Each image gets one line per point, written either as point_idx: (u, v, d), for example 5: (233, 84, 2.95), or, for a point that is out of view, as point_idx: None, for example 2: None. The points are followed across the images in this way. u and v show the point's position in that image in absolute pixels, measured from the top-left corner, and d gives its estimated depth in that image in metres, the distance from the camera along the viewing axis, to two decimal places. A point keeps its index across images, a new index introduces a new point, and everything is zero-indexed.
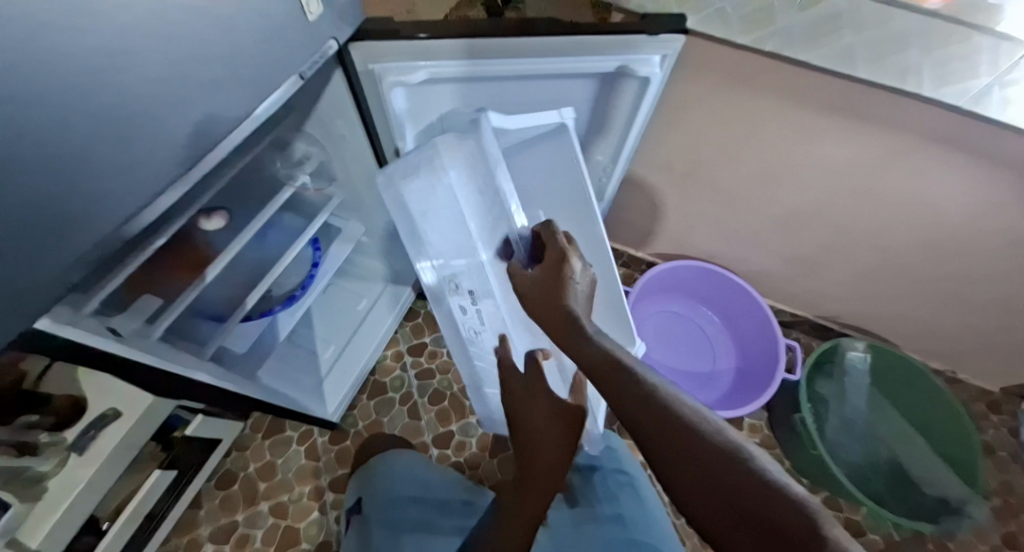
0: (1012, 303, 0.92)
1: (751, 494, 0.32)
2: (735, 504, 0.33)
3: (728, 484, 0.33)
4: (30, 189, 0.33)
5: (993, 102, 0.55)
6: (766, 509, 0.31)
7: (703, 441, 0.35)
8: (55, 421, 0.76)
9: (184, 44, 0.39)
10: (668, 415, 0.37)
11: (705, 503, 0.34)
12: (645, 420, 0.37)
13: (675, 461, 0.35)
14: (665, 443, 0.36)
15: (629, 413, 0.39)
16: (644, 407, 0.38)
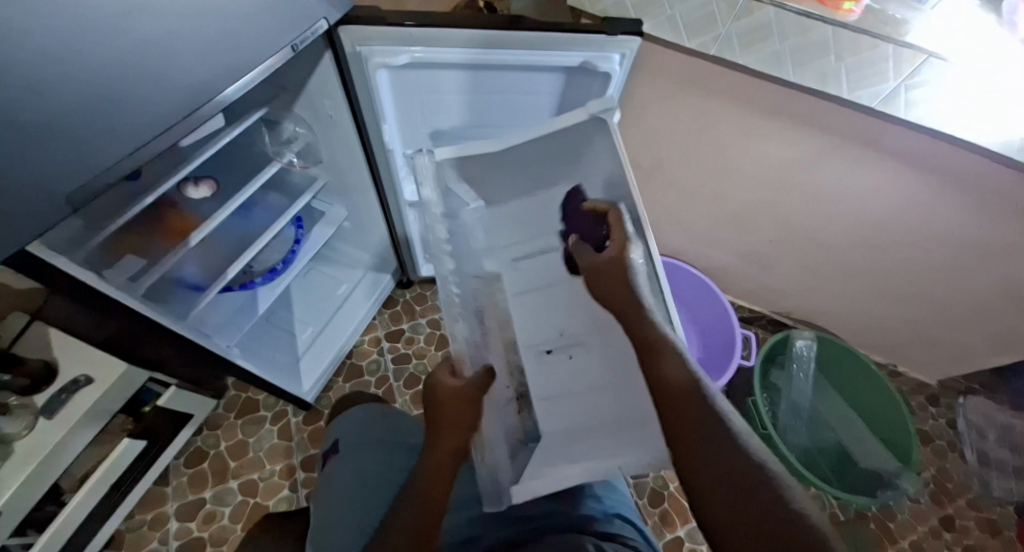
0: (934, 294, 1.02)
1: (767, 508, 0.33)
2: (746, 514, 0.33)
3: (752, 494, 0.34)
4: (42, 110, 0.38)
5: (900, 103, 0.68)
6: (775, 516, 0.32)
7: (734, 454, 0.37)
8: (27, 383, 0.80)
9: (186, 5, 0.44)
10: (709, 427, 0.39)
11: (711, 482, 0.36)
12: (687, 426, 0.40)
13: (699, 452, 0.38)
14: (700, 446, 0.38)
15: (674, 417, 0.41)
16: (690, 417, 0.40)
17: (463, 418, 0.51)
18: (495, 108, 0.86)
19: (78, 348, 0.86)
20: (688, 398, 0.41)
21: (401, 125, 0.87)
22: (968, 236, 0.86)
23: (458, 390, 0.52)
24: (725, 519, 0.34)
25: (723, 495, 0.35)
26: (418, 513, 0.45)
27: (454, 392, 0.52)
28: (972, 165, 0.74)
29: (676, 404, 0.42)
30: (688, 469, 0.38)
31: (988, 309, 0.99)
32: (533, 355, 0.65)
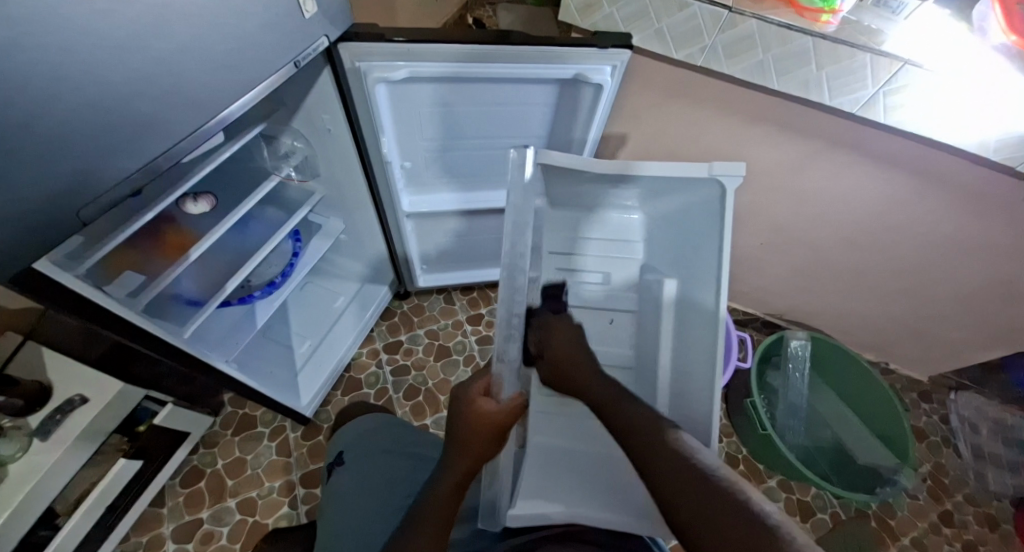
0: (922, 292, 1.05)
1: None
2: (702, 511, 0.37)
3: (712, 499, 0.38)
4: (60, 125, 0.39)
5: (880, 108, 0.71)
6: (734, 512, 0.36)
7: (734, 507, 0.36)
8: (24, 403, 0.78)
9: (195, 27, 0.45)
10: (670, 453, 0.44)
11: (681, 488, 0.40)
12: (672, 477, 0.42)
13: (664, 471, 0.43)
14: (678, 479, 0.41)
15: (657, 472, 0.44)
16: (676, 472, 0.42)
17: (489, 447, 0.53)
18: (489, 120, 0.88)
19: (71, 368, 0.85)
20: (666, 452, 0.45)
21: (399, 138, 0.88)
22: (950, 235, 0.89)
23: (495, 421, 0.53)
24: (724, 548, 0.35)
25: (693, 498, 0.39)
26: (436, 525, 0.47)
27: (488, 418, 0.53)
28: (952, 166, 0.77)
29: (657, 461, 0.45)
30: (692, 534, 0.37)
31: (977, 304, 1.02)
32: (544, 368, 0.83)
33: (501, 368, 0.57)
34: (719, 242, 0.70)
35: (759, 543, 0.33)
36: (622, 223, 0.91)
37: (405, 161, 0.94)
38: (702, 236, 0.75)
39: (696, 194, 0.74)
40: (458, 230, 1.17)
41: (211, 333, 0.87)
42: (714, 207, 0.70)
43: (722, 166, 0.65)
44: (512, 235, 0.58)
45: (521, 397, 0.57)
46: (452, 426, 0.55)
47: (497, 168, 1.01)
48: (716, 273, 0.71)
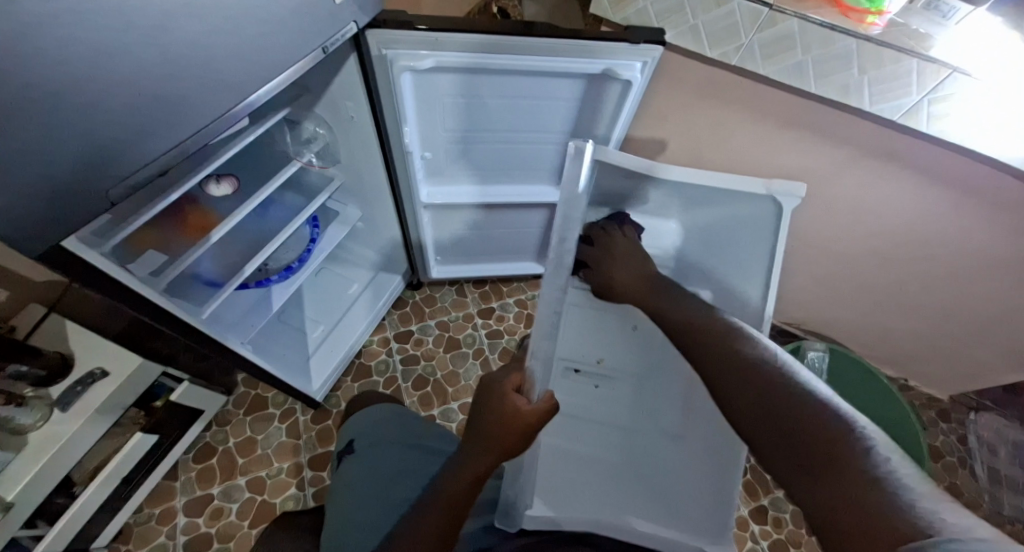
0: (949, 308, 1.02)
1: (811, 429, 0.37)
2: (759, 409, 0.41)
3: (772, 400, 0.41)
4: (92, 104, 0.39)
5: (923, 116, 0.68)
6: (793, 409, 0.39)
7: (787, 393, 0.41)
8: (45, 373, 0.80)
9: (226, 10, 0.45)
10: (735, 359, 0.48)
11: (741, 390, 0.44)
12: (728, 374, 0.47)
13: (728, 374, 0.47)
14: (742, 384, 0.44)
15: (718, 368, 0.49)
16: (734, 369, 0.47)
17: (517, 441, 0.52)
18: (512, 113, 0.86)
19: (92, 341, 0.87)
20: (727, 352, 0.50)
21: (421, 127, 0.87)
22: (985, 251, 0.86)
23: (522, 420, 0.51)
24: (771, 439, 0.39)
25: (753, 399, 0.43)
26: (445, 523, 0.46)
27: (517, 416, 0.51)
28: (994, 181, 0.74)
29: (721, 358, 0.50)
30: (743, 416, 0.43)
31: (1007, 324, 0.98)
32: (563, 369, 0.85)
33: (533, 365, 0.59)
34: (772, 244, 0.76)
35: (788, 406, 0.40)
36: (656, 227, 0.86)
37: (425, 151, 0.93)
38: (745, 246, 0.80)
39: (753, 208, 0.77)
40: (471, 222, 1.16)
41: (228, 314, 0.88)
42: (768, 223, 0.76)
43: (782, 186, 0.71)
44: (562, 227, 0.65)
45: (553, 397, 0.53)
46: (479, 415, 0.53)
47: (518, 162, 0.99)
48: (767, 251, 0.77)
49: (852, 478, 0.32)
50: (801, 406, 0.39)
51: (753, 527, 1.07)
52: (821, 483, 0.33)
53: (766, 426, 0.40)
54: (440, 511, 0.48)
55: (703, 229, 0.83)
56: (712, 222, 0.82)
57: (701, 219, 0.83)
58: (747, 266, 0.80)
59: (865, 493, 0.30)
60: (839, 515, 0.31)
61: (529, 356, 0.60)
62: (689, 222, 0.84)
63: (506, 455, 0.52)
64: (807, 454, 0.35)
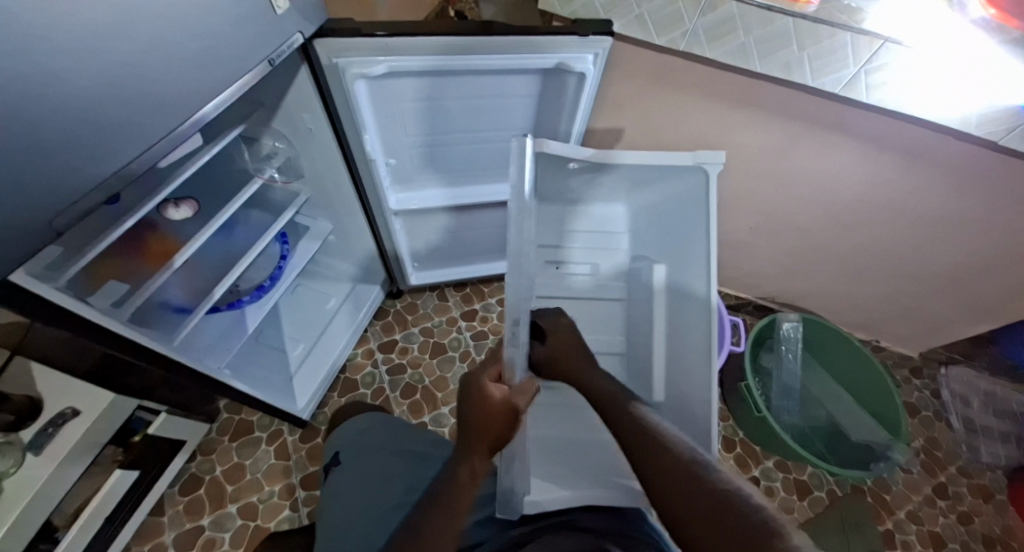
0: (910, 269, 1.06)
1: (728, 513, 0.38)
2: (665, 471, 0.44)
3: (672, 464, 0.44)
4: (29, 132, 0.38)
5: (862, 87, 0.71)
6: (690, 475, 0.43)
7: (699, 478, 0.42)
8: (15, 417, 0.77)
9: (162, 27, 0.44)
10: (640, 426, 0.51)
11: (647, 451, 0.47)
12: (637, 439, 0.49)
13: (634, 437, 0.50)
14: (649, 448, 0.47)
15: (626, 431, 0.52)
16: (647, 441, 0.48)
17: (506, 431, 0.52)
18: (472, 114, 0.87)
19: (60, 380, 0.84)
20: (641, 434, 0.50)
21: (383, 134, 0.87)
22: (935, 212, 0.90)
23: (504, 402, 0.53)
24: (674, 496, 0.42)
25: (658, 461, 0.45)
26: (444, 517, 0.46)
27: (497, 403, 0.53)
28: (937, 144, 0.77)
29: (632, 436, 0.50)
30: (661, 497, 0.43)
31: (964, 279, 1.03)
32: None
33: (512, 355, 0.61)
34: (708, 223, 0.76)
35: (687, 471, 0.43)
36: (605, 215, 0.92)
37: (389, 158, 0.92)
38: (687, 222, 0.81)
39: (683, 183, 0.80)
40: (446, 227, 1.16)
41: (200, 340, 0.86)
42: (700, 193, 0.77)
43: (708, 155, 0.72)
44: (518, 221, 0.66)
45: (532, 380, 0.57)
46: (464, 412, 0.54)
47: (487, 162, 1.00)
48: (705, 242, 0.77)
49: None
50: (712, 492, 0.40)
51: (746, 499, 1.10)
52: None
53: (670, 486, 0.43)
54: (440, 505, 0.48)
55: (647, 210, 0.89)
56: (661, 200, 0.85)
57: (642, 198, 0.88)
58: (689, 262, 0.82)
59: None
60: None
61: (509, 346, 0.62)
62: (636, 203, 0.90)
63: (498, 445, 0.52)
64: (732, 533, 0.36)
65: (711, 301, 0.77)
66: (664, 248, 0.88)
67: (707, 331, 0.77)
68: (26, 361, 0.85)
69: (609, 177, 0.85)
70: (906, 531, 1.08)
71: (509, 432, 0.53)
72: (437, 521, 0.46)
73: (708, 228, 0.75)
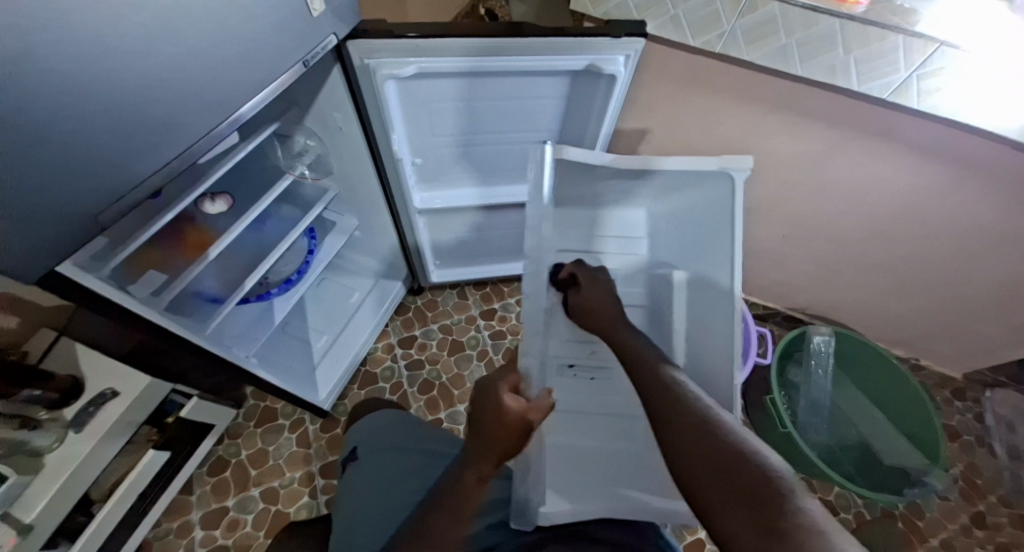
0: (956, 285, 1.00)
1: (764, 496, 0.33)
2: (676, 425, 0.43)
3: (686, 419, 0.43)
4: (76, 132, 0.40)
5: (914, 93, 0.67)
6: (697, 427, 0.42)
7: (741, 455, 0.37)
8: (59, 396, 0.82)
9: (202, 32, 0.46)
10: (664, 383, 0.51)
11: (667, 407, 0.47)
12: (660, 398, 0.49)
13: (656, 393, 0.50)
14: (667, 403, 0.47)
15: (650, 390, 0.52)
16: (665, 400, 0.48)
17: (513, 443, 0.52)
18: (499, 115, 0.86)
19: (101, 362, 0.88)
20: (678, 411, 0.45)
21: (410, 133, 0.87)
22: (985, 226, 0.85)
23: (520, 418, 0.51)
24: (680, 451, 0.41)
25: (673, 418, 0.45)
26: (444, 519, 0.48)
27: (512, 416, 0.52)
28: (992, 153, 0.73)
29: (661, 405, 0.48)
30: (690, 481, 0.38)
31: (1016, 298, 0.96)
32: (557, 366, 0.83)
33: (525, 364, 0.64)
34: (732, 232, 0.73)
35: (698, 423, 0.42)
36: (630, 220, 0.90)
37: (415, 157, 0.93)
38: (712, 232, 0.78)
39: (715, 194, 0.75)
40: (472, 225, 1.16)
41: (231, 329, 0.88)
42: (726, 202, 0.73)
43: (735, 161, 0.68)
44: (535, 229, 0.71)
45: (549, 395, 0.55)
46: (477, 419, 0.53)
47: (514, 162, 0.99)
48: (728, 244, 0.75)
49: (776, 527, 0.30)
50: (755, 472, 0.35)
51: None
52: (736, 510, 0.33)
53: (681, 440, 0.42)
54: (444, 508, 0.48)
55: (675, 216, 0.85)
56: (688, 208, 0.81)
57: (669, 205, 0.84)
58: (714, 250, 0.78)
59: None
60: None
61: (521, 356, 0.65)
62: (660, 209, 0.87)
63: (507, 456, 0.52)
64: (736, 484, 0.35)
65: (734, 294, 0.74)
66: (691, 257, 0.84)
67: (729, 326, 0.75)
68: (71, 342, 0.89)
69: (640, 196, 0.85)
70: None
71: (518, 446, 0.52)
72: (443, 525, 0.47)
73: (733, 237, 0.73)
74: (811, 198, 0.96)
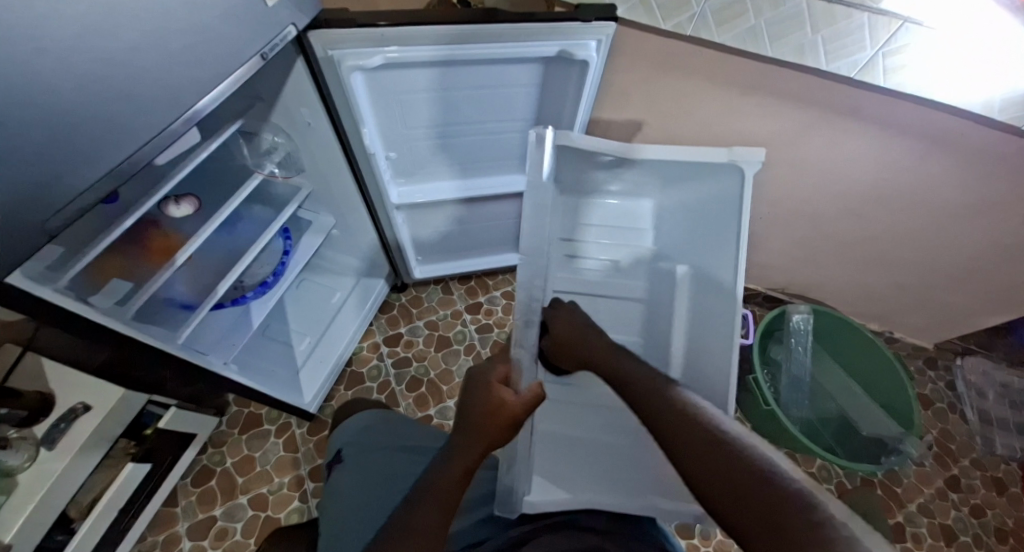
0: (926, 258, 1.03)
1: (797, 519, 0.30)
2: (680, 436, 0.41)
3: (689, 432, 0.41)
4: (11, 135, 0.37)
5: (880, 70, 0.68)
6: (704, 439, 0.39)
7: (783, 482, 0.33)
8: (28, 414, 0.78)
9: (146, 24, 0.43)
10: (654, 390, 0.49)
11: (661, 417, 0.45)
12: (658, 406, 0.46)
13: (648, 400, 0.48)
14: (663, 414, 0.45)
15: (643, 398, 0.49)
16: (663, 407, 0.45)
17: (501, 434, 0.53)
18: (472, 104, 0.85)
19: (71, 376, 0.85)
20: (681, 430, 0.41)
21: (381, 127, 0.85)
22: (953, 200, 0.87)
23: (508, 412, 0.53)
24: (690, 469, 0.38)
25: (674, 432, 0.42)
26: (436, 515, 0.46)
27: (502, 407, 0.53)
28: (956, 128, 0.74)
29: (657, 414, 0.45)
30: (708, 500, 0.36)
31: (982, 267, 1.00)
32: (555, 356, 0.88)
33: (519, 354, 0.64)
34: (738, 236, 0.74)
35: (702, 433, 0.40)
36: (632, 209, 0.89)
37: (389, 151, 0.91)
38: (717, 229, 0.79)
39: (719, 184, 0.76)
40: (453, 218, 1.15)
41: (207, 336, 0.86)
42: (733, 194, 0.74)
43: (743, 152, 0.70)
44: (534, 215, 0.65)
45: (538, 385, 0.55)
46: (465, 408, 0.55)
47: (491, 153, 0.98)
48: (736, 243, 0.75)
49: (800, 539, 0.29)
50: (777, 491, 0.32)
51: None
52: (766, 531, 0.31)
53: (689, 457, 0.39)
54: (433, 505, 0.48)
55: (678, 209, 0.85)
56: (697, 200, 0.81)
57: (675, 196, 0.85)
58: (721, 249, 0.78)
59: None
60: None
61: (514, 346, 0.65)
62: (664, 199, 0.87)
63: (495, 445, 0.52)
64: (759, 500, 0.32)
65: (736, 290, 0.75)
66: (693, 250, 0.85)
67: (730, 326, 0.76)
68: (37, 357, 0.85)
69: (628, 174, 0.83)
70: (917, 524, 1.06)
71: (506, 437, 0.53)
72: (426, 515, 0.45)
73: (737, 242, 0.74)
74: (786, 178, 0.97)
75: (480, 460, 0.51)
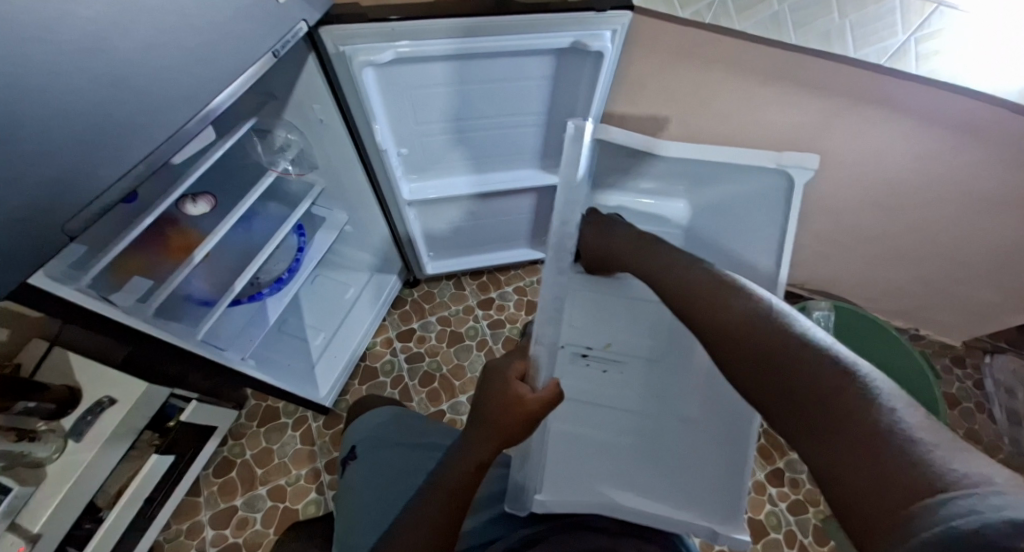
0: (957, 252, 0.99)
1: (845, 403, 0.30)
2: (726, 336, 0.41)
3: (732, 328, 0.41)
4: (27, 139, 0.37)
5: (912, 57, 0.65)
6: (750, 331, 0.39)
7: (840, 387, 0.31)
8: (55, 407, 0.81)
9: (156, 24, 0.43)
10: (689, 285, 0.48)
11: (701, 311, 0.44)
12: (700, 305, 0.45)
13: (686, 297, 0.47)
14: (708, 311, 0.44)
15: (679, 296, 0.48)
16: (703, 303, 0.45)
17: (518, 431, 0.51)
18: (484, 98, 0.84)
19: (96, 370, 0.87)
20: (729, 331, 0.41)
21: (392, 124, 0.85)
22: (988, 192, 0.83)
23: (526, 409, 0.51)
24: (737, 367, 0.39)
25: (726, 333, 0.41)
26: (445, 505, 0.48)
27: (521, 404, 0.51)
28: (989, 117, 0.71)
29: (700, 312, 0.45)
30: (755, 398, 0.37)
31: (1016, 263, 0.95)
32: (569, 354, 0.76)
33: (538, 351, 0.57)
34: (784, 212, 0.70)
35: (746, 329, 0.39)
36: (666, 211, 0.82)
37: (401, 147, 0.91)
38: (747, 223, 0.76)
39: (756, 182, 0.72)
40: (467, 212, 1.14)
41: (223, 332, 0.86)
42: (777, 196, 0.71)
43: (793, 158, 0.66)
44: (562, 211, 0.61)
45: (556, 384, 0.53)
46: (481, 402, 0.53)
47: (504, 148, 0.97)
48: (776, 234, 0.72)
49: (844, 423, 0.29)
50: (824, 375, 0.32)
51: (770, 490, 1.07)
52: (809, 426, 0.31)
53: (734, 356, 0.39)
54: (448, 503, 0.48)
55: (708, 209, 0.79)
56: (730, 200, 0.77)
57: (711, 195, 0.78)
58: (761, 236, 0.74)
59: (927, 489, 0.24)
60: (882, 516, 0.25)
61: (533, 342, 0.58)
62: (698, 201, 0.80)
63: (508, 443, 0.51)
64: (800, 393, 0.33)
65: (778, 277, 0.71)
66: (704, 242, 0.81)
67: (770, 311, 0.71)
68: (62, 353, 0.87)
69: (654, 169, 0.79)
70: None
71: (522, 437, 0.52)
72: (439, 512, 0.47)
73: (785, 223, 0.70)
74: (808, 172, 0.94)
75: (493, 456, 0.51)
